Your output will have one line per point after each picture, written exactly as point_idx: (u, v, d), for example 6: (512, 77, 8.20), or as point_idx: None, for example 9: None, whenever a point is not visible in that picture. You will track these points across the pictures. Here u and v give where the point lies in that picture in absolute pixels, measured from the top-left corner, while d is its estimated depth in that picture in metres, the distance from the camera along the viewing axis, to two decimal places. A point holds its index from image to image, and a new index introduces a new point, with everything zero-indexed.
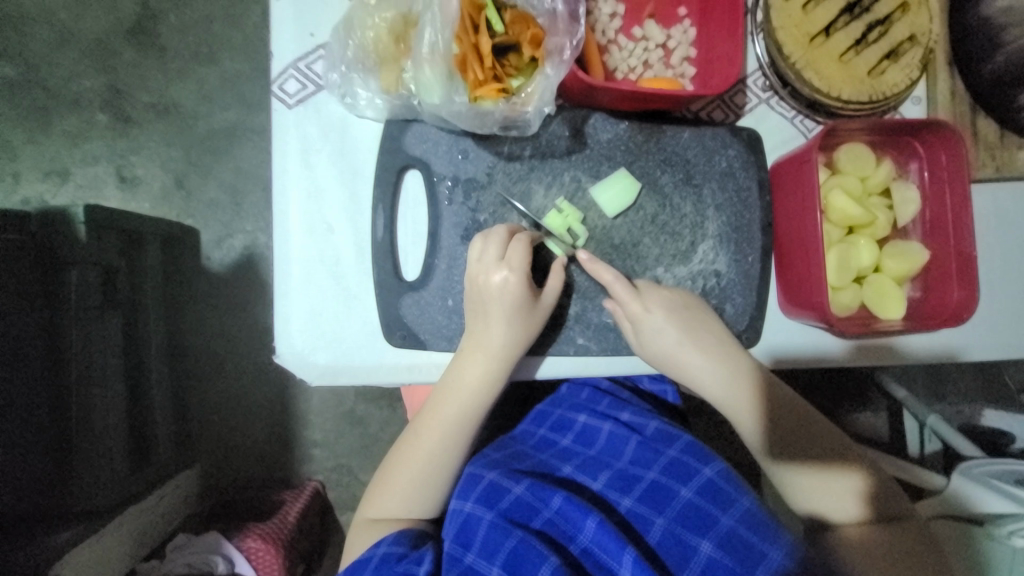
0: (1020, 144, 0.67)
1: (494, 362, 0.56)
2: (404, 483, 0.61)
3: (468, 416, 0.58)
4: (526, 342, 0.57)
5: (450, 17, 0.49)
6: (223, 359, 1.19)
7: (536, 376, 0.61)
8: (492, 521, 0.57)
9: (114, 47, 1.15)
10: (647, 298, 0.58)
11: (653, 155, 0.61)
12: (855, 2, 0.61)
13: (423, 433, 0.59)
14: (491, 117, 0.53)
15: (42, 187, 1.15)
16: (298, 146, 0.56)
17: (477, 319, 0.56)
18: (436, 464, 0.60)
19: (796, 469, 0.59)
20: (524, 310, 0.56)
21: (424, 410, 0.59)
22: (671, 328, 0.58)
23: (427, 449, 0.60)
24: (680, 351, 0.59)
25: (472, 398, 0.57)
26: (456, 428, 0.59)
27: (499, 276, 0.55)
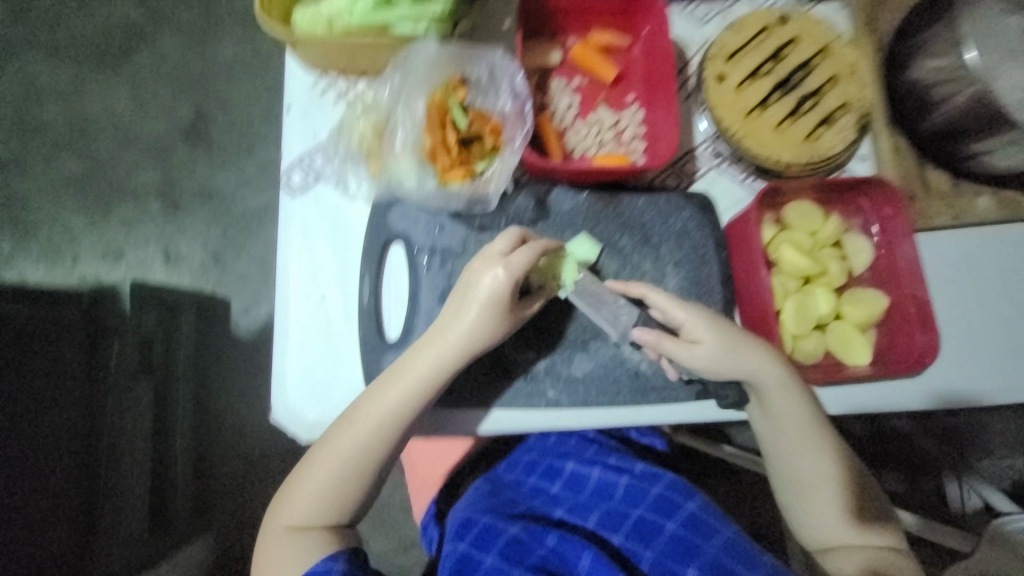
0: (975, 191, 0.71)
1: (450, 349, 0.58)
2: (332, 476, 0.59)
3: (411, 405, 0.58)
4: (488, 339, 0.58)
5: (420, 120, 0.62)
6: (239, 426, 1.22)
7: (477, 432, 0.64)
8: (491, 561, 0.59)
9: (170, 145, 1.35)
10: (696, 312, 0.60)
11: (611, 220, 0.67)
12: (786, 79, 0.69)
13: (362, 418, 0.58)
14: (457, 197, 0.62)
15: (98, 267, 1.30)
16: (299, 227, 0.65)
17: (450, 307, 0.58)
18: (366, 454, 0.58)
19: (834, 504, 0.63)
20: (499, 308, 0.57)
21: (368, 394, 0.59)
22: (717, 331, 0.60)
23: (361, 438, 0.58)
24: (737, 356, 0.59)
25: (417, 383, 0.58)
26: (397, 415, 0.58)
27: (489, 270, 0.57)
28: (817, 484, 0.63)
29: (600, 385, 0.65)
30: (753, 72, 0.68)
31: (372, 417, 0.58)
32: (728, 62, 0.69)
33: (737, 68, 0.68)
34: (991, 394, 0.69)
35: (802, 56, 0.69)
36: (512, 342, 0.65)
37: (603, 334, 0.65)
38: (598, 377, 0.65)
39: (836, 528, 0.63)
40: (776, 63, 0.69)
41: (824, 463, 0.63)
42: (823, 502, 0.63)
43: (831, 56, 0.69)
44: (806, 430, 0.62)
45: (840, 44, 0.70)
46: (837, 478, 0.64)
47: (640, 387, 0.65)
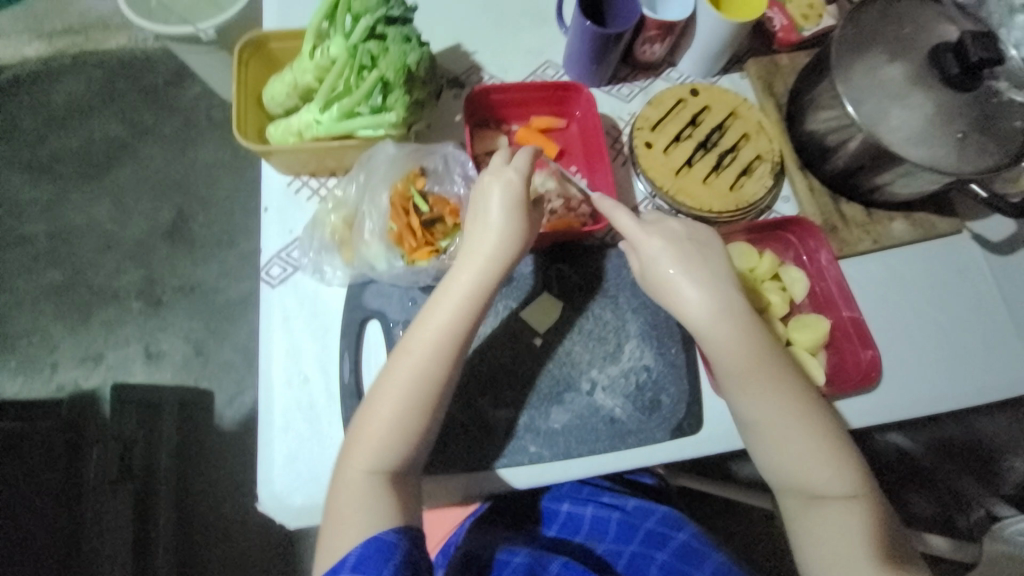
0: (889, 217, 0.80)
1: (489, 259, 0.60)
2: (392, 410, 0.57)
3: (466, 320, 0.59)
4: (520, 242, 0.61)
5: (384, 210, 0.68)
6: (225, 522, 1.18)
7: (500, 473, 0.66)
8: None
9: (152, 246, 1.41)
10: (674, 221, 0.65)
11: (570, 277, 0.73)
12: (705, 140, 0.79)
13: (418, 343, 0.58)
14: (425, 272, 0.67)
15: (77, 372, 1.30)
16: (280, 315, 0.70)
17: (473, 228, 0.61)
18: (429, 370, 0.57)
19: (812, 453, 0.60)
20: (519, 211, 0.61)
21: (419, 320, 0.59)
22: (692, 244, 0.63)
23: (414, 367, 0.57)
24: (701, 274, 0.62)
25: (462, 301, 0.59)
26: (450, 333, 0.58)
27: (496, 185, 0.61)
28: (797, 432, 0.60)
29: (579, 435, 0.67)
30: (676, 137, 0.79)
31: (429, 337, 0.58)
32: (653, 131, 0.79)
33: (662, 135, 0.79)
34: (947, 398, 0.73)
35: (716, 120, 0.80)
36: (490, 402, 0.68)
37: (576, 384, 0.69)
38: (577, 426, 0.67)
39: (817, 476, 0.59)
40: (694, 128, 0.79)
41: (817, 425, 0.60)
42: (803, 449, 0.60)
43: (740, 118, 0.80)
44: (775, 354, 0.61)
45: (746, 107, 0.81)
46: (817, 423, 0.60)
47: (617, 432, 0.67)
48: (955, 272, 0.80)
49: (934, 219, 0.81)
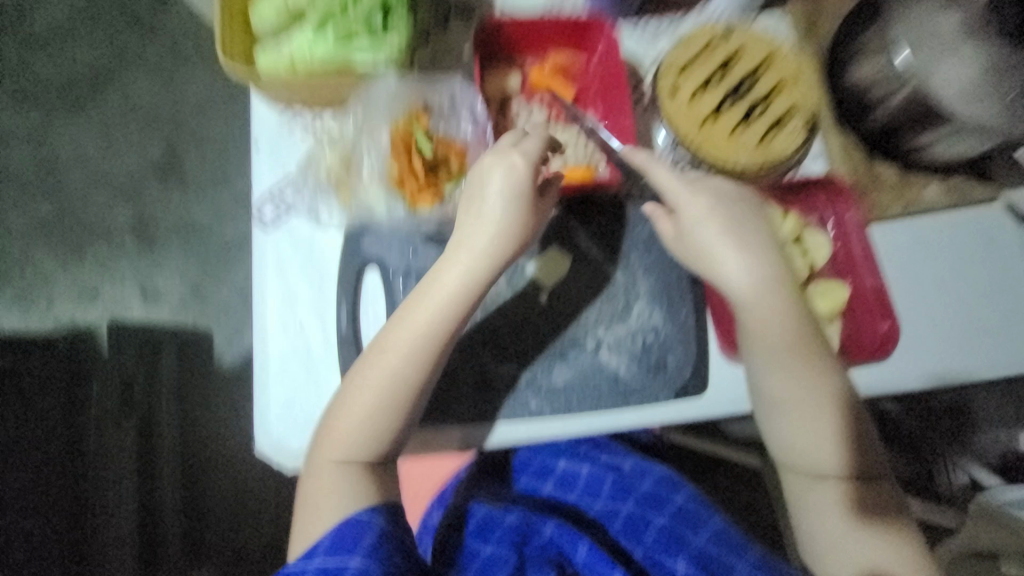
0: (924, 180, 0.75)
1: (482, 256, 0.60)
2: (372, 401, 0.60)
3: (451, 316, 0.60)
4: (521, 232, 0.61)
5: (385, 148, 0.63)
6: (229, 457, 1.21)
7: (485, 448, 0.65)
8: (491, 551, 0.61)
9: (142, 181, 1.35)
10: (698, 184, 0.65)
11: (580, 231, 0.69)
12: (736, 87, 0.72)
13: (398, 341, 0.60)
14: (428, 221, 0.64)
15: (73, 308, 1.29)
16: (274, 258, 0.66)
17: (471, 207, 0.61)
18: (406, 368, 0.59)
19: (809, 424, 0.65)
20: (523, 200, 0.60)
21: (407, 307, 0.60)
22: (716, 216, 0.64)
23: (393, 364, 0.59)
24: (714, 246, 0.64)
25: (452, 292, 0.60)
26: (432, 330, 0.60)
27: (503, 161, 0.60)
28: (792, 408, 0.65)
29: (581, 393, 0.66)
30: (704, 81, 0.72)
31: (411, 333, 0.59)
32: (680, 74, 0.72)
33: (690, 79, 0.71)
34: (956, 370, 0.72)
35: (750, 65, 0.73)
36: (491, 358, 0.66)
37: (581, 342, 0.67)
38: (579, 385, 0.66)
39: (808, 441, 0.66)
40: (725, 72, 0.72)
41: (816, 396, 0.64)
42: (796, 421, 0.65)
43: (776, 63, 0.73)
44: (788, 331, 0.63)
45: (785, 51, 0.73)
46: (819, 400, 0.65)
47: (620, 392, 0.66)
48: (986, 243, 0.75)
49: (971, 183, 0.75)
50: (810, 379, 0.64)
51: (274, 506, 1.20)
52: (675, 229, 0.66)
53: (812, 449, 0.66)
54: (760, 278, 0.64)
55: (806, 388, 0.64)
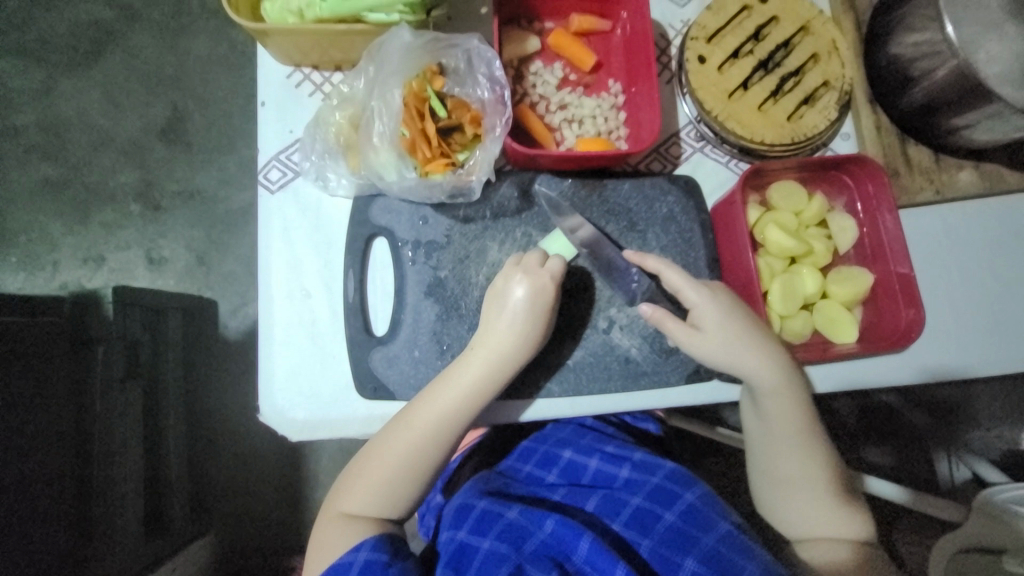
0: (956, 165, 0.71)
1: (502, 358, 0.58)
2: (383, 482, 0.57)
3: (467, 412, 0.58)
4: (536, 343, 0.60)
5: (396, 111, 0.60)
6: (234, 423, 1.24)
7: (524, 419, 0.64)
8: (488, 549, 0.58)
9: (147, 145, 1.32)
10: (717, 292, 0.61)
11: (596, 207, 0.67)
12: (767, 59, 0.68)
13: (419, 422, 0.57)
14: (439, 188, 0.61)
15: (80, 273, 1.28)
16: (280, 225, 0.64)
17: (489, 313, 0.59)
18: (423, 454, 0.57)
19: (820, 501, 0.61)
20: (542, 296, 0.59)
21: (422, 399, 0.58)
22: (736, 318, 0.59)
23: (411, 440, 0.57)
24: (739, 350, 0.59)
25: (468, 392, 0.58)
26: (447, 424, 0.57)
27: (513, 281, 0.59)
28: (803, 486, 0.61)
29: (591, 372, 0.64)
30: (734, 52, 0.68)
31: (429, 420, 0.57)
32: (708, 43, 0.68)
33: (718, 49, 0.68)
34: (976, 364, 0.70)
35: (783, 35, 0.69)
36: None
37: (593, 321, 0.65)
38: (589, 364, 0.65)
39: (817, 519, 0.61)
40: (756, 43, 0.68)
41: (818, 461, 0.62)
42: (809, 502, 0.61)
43: (811, 35, 0.69)
44: (798, 419, 0.61)
45: (820, 21, 0.69)
46: (828, 476, 0.62)
47: (630, 372, 0.65)
48: (1014, 232, 0.73)
49: (1006, 170, 0.72)
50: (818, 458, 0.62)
51: (278, 474, 1.23)
52: (695, 330, 0.60)
53: (826, 528, 0.61)
54: (781, 374, 0.60)
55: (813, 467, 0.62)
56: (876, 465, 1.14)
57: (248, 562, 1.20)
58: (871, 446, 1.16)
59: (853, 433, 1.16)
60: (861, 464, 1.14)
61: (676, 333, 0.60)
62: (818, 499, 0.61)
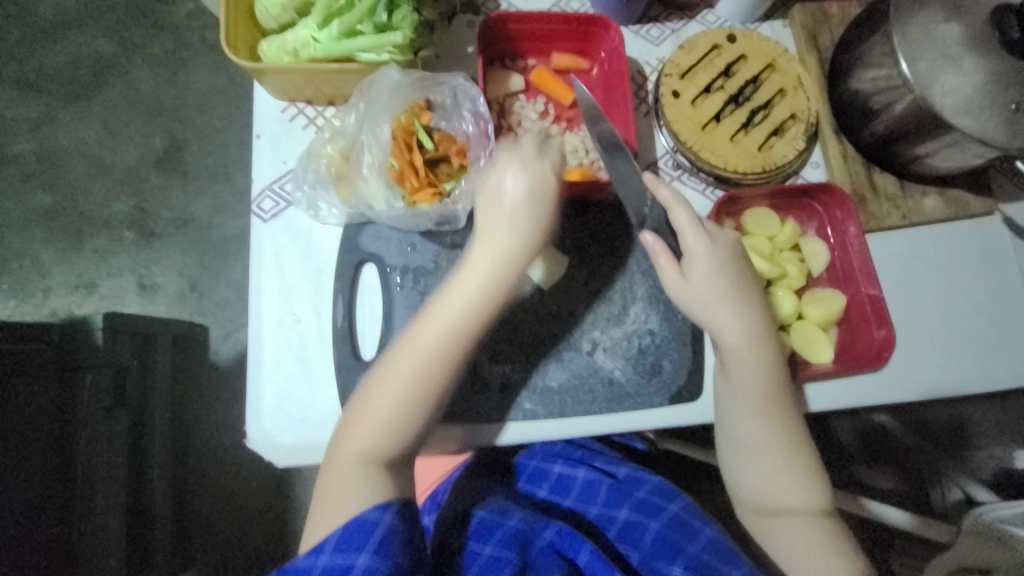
0: (922, 191, 0.75)
1: (499, 281, 0.55)
2: (389, 415, 0.53)
3: (467, 335, 0.54)
4: (536, 250, 0.57)
5: (385, 144, 0.63)
6: (220, 452, 1.22)
7: (500, 443, 0.65)
8: (491, 553, 0.56)
9: (143, 174, 1.34)
10: (716, 241, 0.61)
11: (579, 233, 0.69)
12: (737, 94, 0.72)
13: (421, 348, 0.53)
14: (426, 216, 0.63)
15: (70, 299, 1.28)
16: (272, 252, 0.66)
17: (484, 226, 0.56)
18: (432, 373, 0.53)
19: (779, 466, 0.61)
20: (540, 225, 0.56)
21: (423, 323, 0.54)
22: (725, 272, 0.60)
23: (408, 371, 0.53)
24: (713, 307, 0.60)
25: (469, 312, 0.54)
26: (453, 347, 0.54)
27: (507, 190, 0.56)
28: (765, 451, 0.61)
29: (575, 395, 0.66)
30: (706, 87, 0.72)
31: (433, 346, 0.53)
32: (682, 79, 0.72)
33: (691, 84, 0.72)
34: (952, 383, 0.72)
35: (751, 72, 0.73)
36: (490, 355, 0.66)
37: (577, 344, 0.67)
38: (574, 386, 0.66)
39: (776, 486, 0.61)
40: (727, 79, 0.73)
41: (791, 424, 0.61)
42: (774, 469, 0.61)
43: (777, 71, 0.74)
44: (767, 372, 0.61)
45: (785, 59, 0.74)
46: (790, 440, 0.61)
47: (615, 395, 0.66)
48: (981, 254, 0.76)
49: (969, 196, 0.75)
50: (785, 415, 0.61)
51: (265, 503, 1.20)
52: (681, 277, 0.60)
53: (793, 499, 0.60)
54: (751, 334, 0.60)
55: (778, 428, 0.61)
56: (871, 485, 1.15)
57: None
58: (865, 466, 1.16)
59: (845, 452, 1.17)
60: (853, 484, 1.14)
61: (666, 268, 0.61)
62: (778, 464, 0.61)
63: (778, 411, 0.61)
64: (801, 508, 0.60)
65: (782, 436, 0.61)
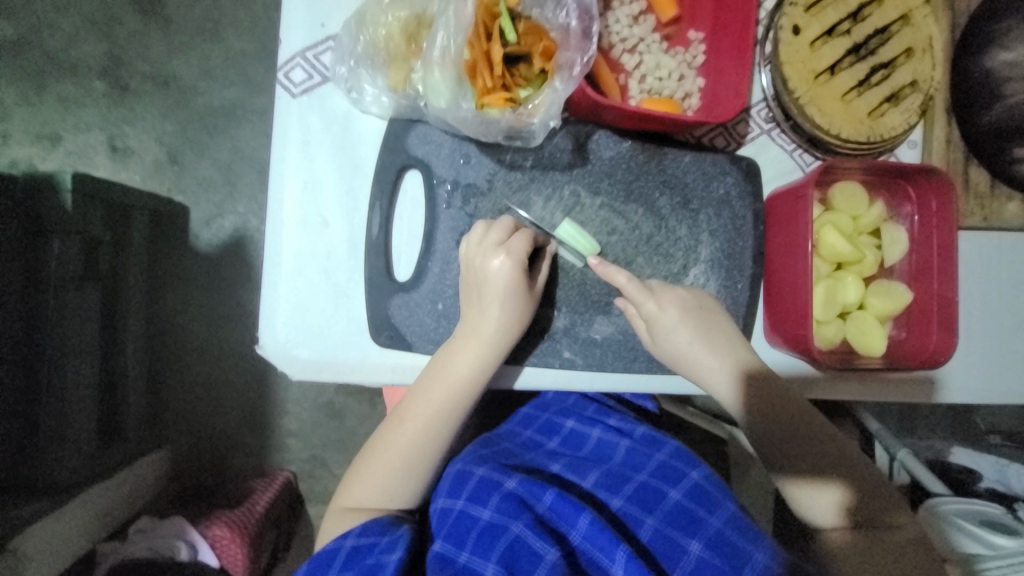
0: (1009, 195, 0.68)
1: (495, 340, 0.55)
2: (385, 472, 0.57)
3: (467, 394, 0.56)
4: (522, 321, 0.56)
5: (464, 23, 0.51)
6: (201, 340, 1.15)
7: (514, 386, 0.61)
8: (489, 520, 0.56)
9: (118, 14, 1.12)
10: (665, 300, 0.59)
11: (653, 175, 0.62)
12: (861, 44, 0.62)
13: (409, 418, 0.56)
14: (496, 125, 0.53)
15: (30, 150, 1.12)
16: (300, 134, 0.57)
17: (472, 304, 0.56)
18: (423, 436, 0.57)
19: (789, 479, 0.58)
20: (518, 291, 0.56)
21: (410, 395, 0.57)
22: (686, 330, 0.58)
23: (411, 434, 0.56)
24: (691, 357, 0.59)
25: (465, 380, 0.55)
26: (441, 421, 0.56)
27: (493, 260, 0.54)
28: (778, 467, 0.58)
29: (617, 350, 0.62)
30: (830, 29, 0.61)
31: (420, 418, 0.56)
32: (806, 13, 0.61)
33: (816, 21, 0.61)
34: (972, 392, 0.71)
35: (883, 20, 0.62)
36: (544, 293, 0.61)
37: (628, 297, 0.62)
38: (617, 341, 0.62)
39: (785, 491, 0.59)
40: (854, 23, 0.62)
41: (790, 438, 0.58)
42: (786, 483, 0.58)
43: (910, 26, 0.63)
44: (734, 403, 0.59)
45: (923, 13, 0.63)
46: (803, 447, 0.58)
47: (657, 356, 0.63)
48: None
49: None
50: (773, 430, 0.58)
51: (244, 398, 1.16)
52: (653, 337, 0.60)
53: (814, 500, 0.57)
54: (722, 378, 0.59)
55: (774, 446, 0.58)
56: None
57: (203, 481, 1.15)
58: None
59: None
60: None
61: (642, 331, 0.60)
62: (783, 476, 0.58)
63: (764, 427, 0.58)
64: (819, 517, 0.57)
65: (779, 448, 0.58)
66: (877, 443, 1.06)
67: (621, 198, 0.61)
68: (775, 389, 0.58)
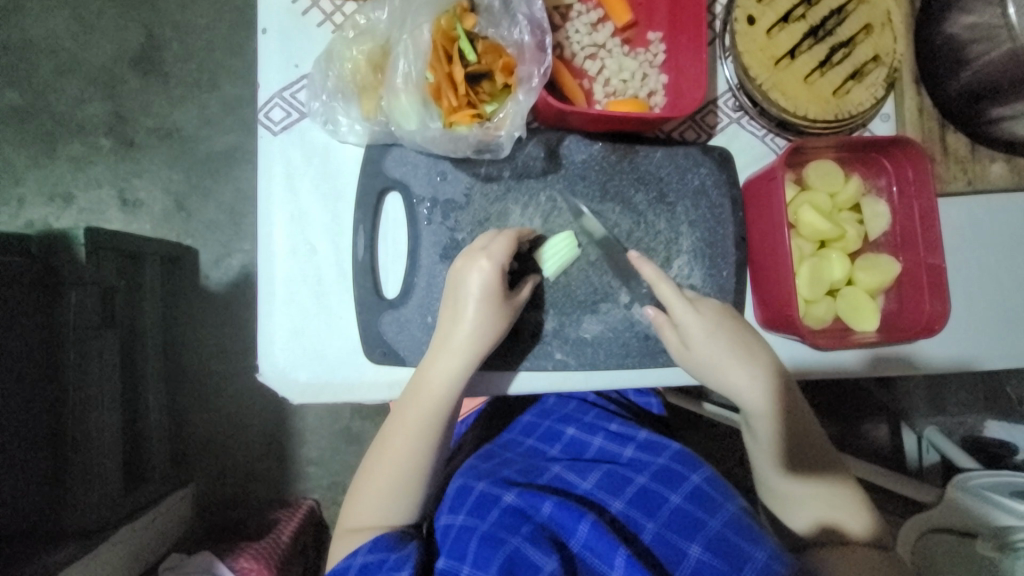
0: (991, 156, 0.68)
1: (470, 339, 0.57)
2: (385, 483, 0.58)
3: (450, 393, 0.57)
4: (501, 327, 0.57)
5: (423, 48, 0.54)
6: (216, 377, 1.18)
7: (509, 392, 0.62)
8: (485, 531, 0.56)
9: (118, 74, 1.19)
10: (704, 311, 0.60)
11: (626, 174, 0.63)
12: (818, 26, 0.63)
13: (399, 427, 0.58)
14: (465, 141, 0.56)
15: (46, 211, 1.18)
16: (283, 169, 0.60)
17: (448, 309, 0.57)
18: (417, 461, 0.58)
19: (800, 481, 0.61)
20: (501, 296, 0.57)
21: (398, 407, 0.58)
22: (721, 340, 0.59)
23: (403, 441, 0.58)
24: (722, 368, 0.60)
25: (446, 380, 0.57)
26: (428, 425, 0.57)
27: (474, 267, 0.56)
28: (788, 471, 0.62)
29: (609, 348, 0.63)
30: (785, 15, 0.63)
31: (405, 436, 0.57)
32: (759, 3, 0.63)
33: (769, 9, 0.62)
34: (978, 358, 0.69)
35: (836, 1, 0.63)
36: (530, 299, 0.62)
37: (614, 294, 0.63)
38: (608, 339, 0.63)
39: (797, 496, 0.61)
40: (809, 7, 0.63)
41: (798, 443, 0.62)
42: (797, 487, 0.61)
43: (865, 3, 0.64)
44: (762, 405, 0.61)
45: None
46: (810, 452, 0.62)
47: (649, 349, 0.63)
48: None
49: None
50: (789, 438, 0.62)
51: (262, 430, 1.19)
52: (683, 347, 0.60)
53: (825, 504, 0.60)
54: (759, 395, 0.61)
55: (785, 449, 0.62)
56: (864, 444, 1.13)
57: (227, 517, 1.17)
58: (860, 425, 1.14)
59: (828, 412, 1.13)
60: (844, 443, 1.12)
61: (668, 340, 0.60)
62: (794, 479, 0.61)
63: (782, 436, 0.62)
64: (835, 522, 0.59)
65: (789, 450, 0.62)
66: (906, 427, 1.07)
67: (598, 199, 0.63)
68: (791, 397, 0.61)
